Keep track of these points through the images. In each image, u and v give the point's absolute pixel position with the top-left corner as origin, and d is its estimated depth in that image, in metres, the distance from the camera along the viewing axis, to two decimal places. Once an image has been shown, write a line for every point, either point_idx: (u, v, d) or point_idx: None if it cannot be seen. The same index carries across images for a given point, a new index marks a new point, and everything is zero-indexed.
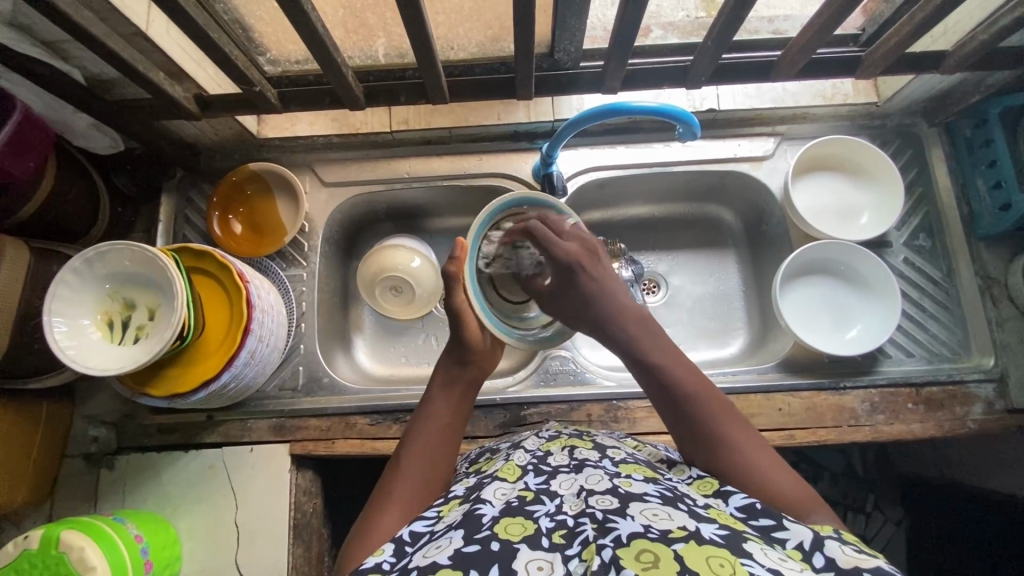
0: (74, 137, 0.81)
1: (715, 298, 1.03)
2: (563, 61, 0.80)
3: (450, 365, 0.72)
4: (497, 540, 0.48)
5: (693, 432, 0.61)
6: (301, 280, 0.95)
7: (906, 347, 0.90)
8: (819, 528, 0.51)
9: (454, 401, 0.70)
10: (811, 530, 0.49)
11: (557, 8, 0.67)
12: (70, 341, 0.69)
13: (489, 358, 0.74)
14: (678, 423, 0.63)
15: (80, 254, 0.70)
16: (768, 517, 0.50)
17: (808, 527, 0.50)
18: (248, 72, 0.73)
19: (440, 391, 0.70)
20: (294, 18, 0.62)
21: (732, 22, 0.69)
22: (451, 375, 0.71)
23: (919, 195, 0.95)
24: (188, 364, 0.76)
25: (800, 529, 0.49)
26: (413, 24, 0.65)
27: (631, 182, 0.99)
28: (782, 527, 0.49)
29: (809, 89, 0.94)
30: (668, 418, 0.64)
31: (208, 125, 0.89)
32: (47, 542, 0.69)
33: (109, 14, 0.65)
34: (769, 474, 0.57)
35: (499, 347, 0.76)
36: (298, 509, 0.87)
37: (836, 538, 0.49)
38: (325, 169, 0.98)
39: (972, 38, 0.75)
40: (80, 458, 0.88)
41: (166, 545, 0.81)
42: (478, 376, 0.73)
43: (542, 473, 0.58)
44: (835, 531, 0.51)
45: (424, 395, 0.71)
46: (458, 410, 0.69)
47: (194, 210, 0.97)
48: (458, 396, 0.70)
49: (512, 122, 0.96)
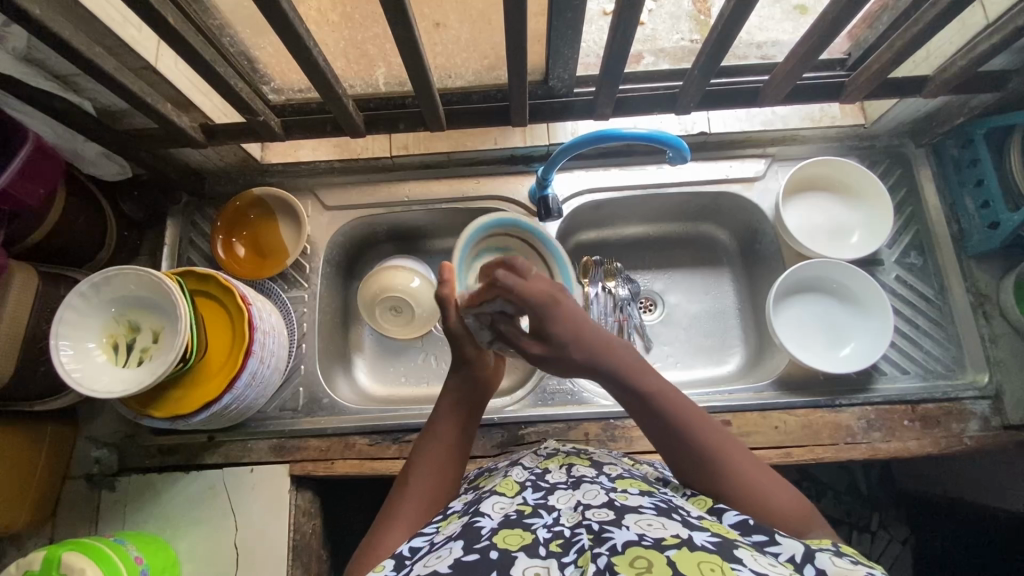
0: (84, 166, 0.84)
1: (711, 315, 1.05)
2: (557, 88, 0.82)
3: (458, 388, 0.72)
4: (495, 550, 0.49)
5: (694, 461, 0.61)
6: (302, 301, 0.97)
7: (900, 364, 0.90)
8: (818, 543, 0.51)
9: (460, 423, 0.70)
10: (802, 544, 0.49)
11: (551, 38, 0.70)
12: (76, 364, 0.71)
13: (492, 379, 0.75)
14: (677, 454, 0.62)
15: (87, 279, 0.72)
16: (761, 534, 0.51)
17: (800, 542, 0.50)
18: (252, 102, 0.75)
19: (448, 414, 0.71)
20: (297, 53, 0.65)
21: (717, 50, 0.72)
22: (458, 397, 0.72)
23: (909, 213, 0.97)
24: (191, 386, 0.77)
25: (792, 543, 0.49)
26: (410, 56, 0.68)
27: (627, 203, 1.01)
28: (774, 542, 0.50)
29: (798, 112, 0.97)
30: (666, 448, 0.63)
31: (214, 152, 0.92)
32: (49, 563, 0.69)
33: (121, 49, 0.68)
34: (773, 493, 0.58)
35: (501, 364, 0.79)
36: (297, 530, 0.87)
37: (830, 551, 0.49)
38: (327, 193, 1.00)
39: (952, 64, 0.77)
40: (83, 479, 0.89)
41: (166, 566, 0.81)
42: (483, 396, 0.74)
43: (540, 489, 0.59)
44: (832, 544, 0.52)
45: (432, 414, 0.71)
46: (465, 430, 0.71)
47: (198, 233, 0.99)
48: (465, 417, 0.71)
49: (509, 146, 0.99)
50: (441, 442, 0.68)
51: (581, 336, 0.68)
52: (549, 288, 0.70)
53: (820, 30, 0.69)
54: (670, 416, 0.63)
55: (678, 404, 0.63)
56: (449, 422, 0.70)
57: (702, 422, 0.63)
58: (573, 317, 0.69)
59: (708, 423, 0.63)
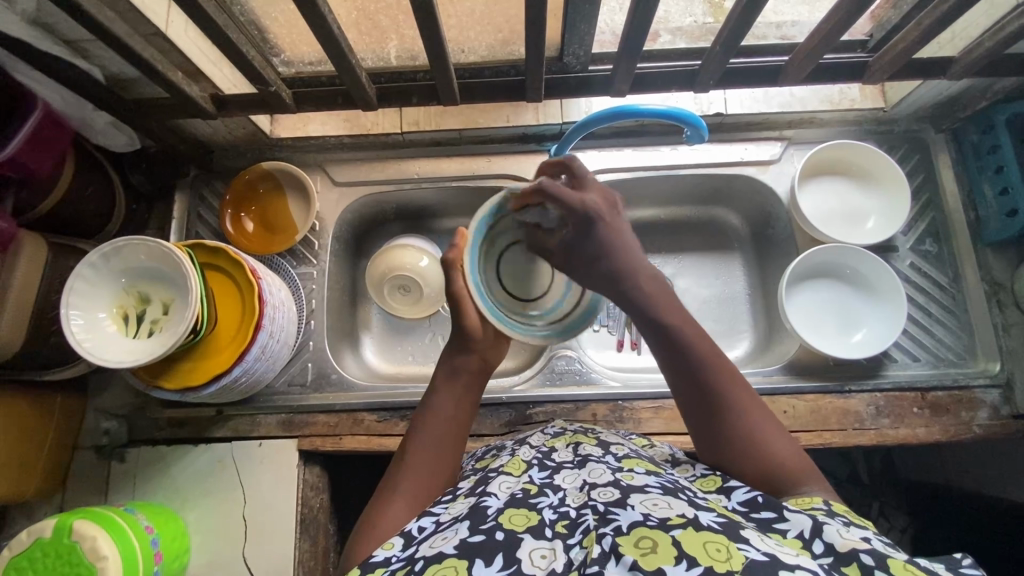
0: (93, 136, 0.83)
1: (721, 301, 1.04)
2: (572, 64, 0.81)
3: (454, 354, 0.71)
4: (501, 530, 0.48)
5: (702, 400, 0.60)
6: (311, 278, 0.97)
7: (911, 351, 0.90)
8: (810, 500, 0.52)
9: (460, 392, 0.69)
10: (809, 517, 0.48)
11: (569, 13, 0.68)
12: (86, 334, 0.70)
13: (493, 349, 0.73)
14: (687, 391, 0.61)
15: (97, 249, 0.72)
16: (770, 510, 0.51)
17: (806, 514, 0.49)
18: (264, 72, 0.74)
19: (446, 383, 0.69)
20: (312, 20, 0.64)
21: (740, 27, 0.70)
22: (457, 365, 0.71)
23: (926, 201, 0.95)
24: (201, 357, 0.77)
25: (799, 517, 0.49)
26: (426, 26, 0.66)
27: (640, 185, 1.00)
28: (783, 518, 0.49)
29: (816, 94, 0.95)
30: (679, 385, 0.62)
31: (222, 125, 0.91)
32: (59, 532, 0.70)
33: (130, 14, 0.67)
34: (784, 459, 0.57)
35: (504, 342, 0.74)
36: (304, 504, 0.88)
37: (828, 516, 0.49)
38: (336, 169, 0.99)
39: (979, 45, 0.75)
40: (92, 450, 0.90)
41: (176, 536, 0.82)
42: (484, 365, 0.72)
43: (546, 468, 0.59)
44: (825, 502, 0.52)
45: (430, 387, 0.70)
46: (464, 402, 0.69)
47: (207, 207, 0.98)
48: (463, 389, 0.69)
49: (521, 124, 0.97)
50: (439, 415, 0.67)
51: (614, 256, 0.66)
52: (601, 201, 0.68)
53: (844, 9, 0.67)
54: (687, 351, 0.61)
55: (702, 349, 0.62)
56: (446, 393, 0.69)
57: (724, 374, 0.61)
58: (615, 236, 0.67)
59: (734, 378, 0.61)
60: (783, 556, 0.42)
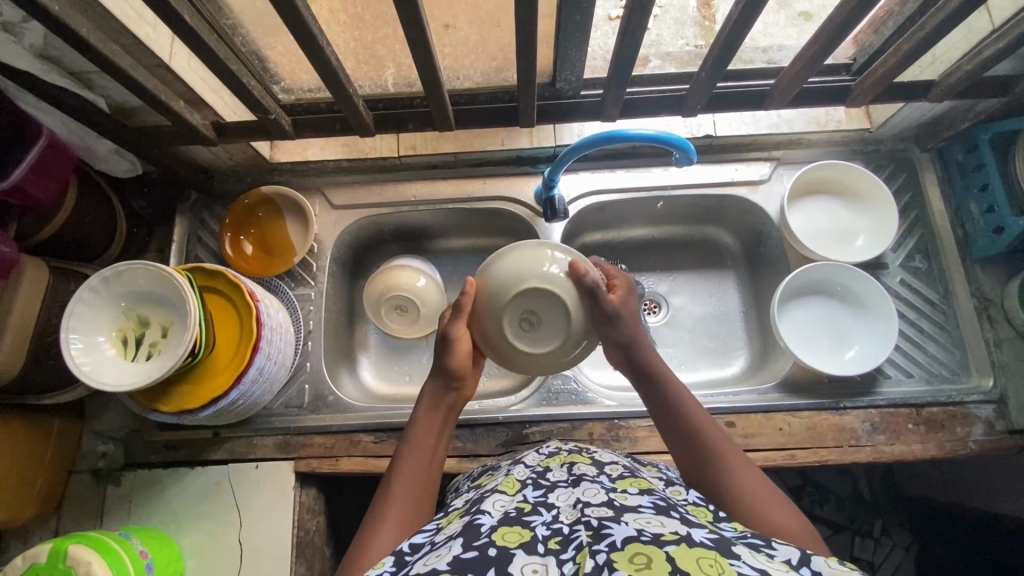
0: (96, 162, 0.85)
1: (715, 318, 1.05)
2: (565, 90, 0.83)
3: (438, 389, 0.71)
4: (494, 547, 0.49)
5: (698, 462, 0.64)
6: (309, 300, 0.98)
7: (905, 367, 0.90)
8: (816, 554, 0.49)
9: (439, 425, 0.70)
10: (799, 550, 0.48)
11: (560, 41, 0.71)
12: (85, 358, 0.71)
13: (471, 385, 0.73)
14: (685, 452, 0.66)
15: (97, 273, 0.73)
16: (758, 538, 0.50)
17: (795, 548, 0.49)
18: (264, 100, 0.76)
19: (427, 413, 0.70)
20: (310, 51, 0.66)
21: (724, 55, 0.73)
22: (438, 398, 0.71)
23: (913, 219, 0.97)
24: (199, 380, 0.78)
25: (788, 549, 0.48)
26: (421, 55, 0.69)
27: (633, 205, 1.02)
28: (771, 547, 0.49)
29: (804, 116, 0.98)
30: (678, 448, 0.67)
31: (223, 150, 0.93)
32: (56, 554, 0.70)
33: (135, 46, 0.69)
34: (774, 517, 0.58)
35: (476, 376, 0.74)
36: (300, 527, 0.87)
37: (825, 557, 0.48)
38: (334, 192, 1.01)
39: (959, 68, 0.77)
40: (88, 474, 0.90)
41: (169, 561, 0.82)
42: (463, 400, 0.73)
43: (541, 487, 0.59)
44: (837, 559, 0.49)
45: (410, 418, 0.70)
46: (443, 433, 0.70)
47: (206, 231, 0.99)
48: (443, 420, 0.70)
49: (516, 147, 1.00)
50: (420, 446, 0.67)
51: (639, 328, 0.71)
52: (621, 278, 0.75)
53: (825, 36, 0.70)
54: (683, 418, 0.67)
55: (692, 415, 0.67)
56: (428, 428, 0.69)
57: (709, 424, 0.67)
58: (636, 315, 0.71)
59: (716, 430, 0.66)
60: (772, 571, 0.43)
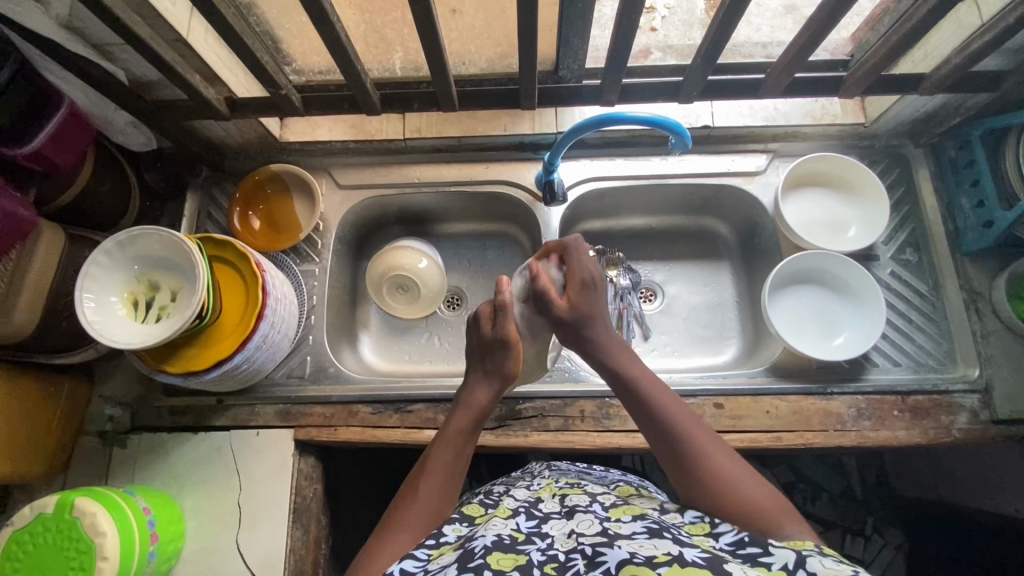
0: (114, 134, 0.88)
1: (709, 307, 1.07)
2: (567, 77, 0.86)
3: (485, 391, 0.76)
4: (489, 569, 0.51)
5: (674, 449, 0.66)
6: (313, 275, 1.01)
7: (892, 356, 0.92)
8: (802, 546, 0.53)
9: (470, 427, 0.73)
10: (794, 552, 0.50)
11: (562, 28, 0.73)
12: (97, 316, 0.74)
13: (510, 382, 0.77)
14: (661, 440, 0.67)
15: (112, 237, 0.76)
16: (755, 547, 0.53)
17: (792, 549, 0.51)
18: (276, 76, 0.79)
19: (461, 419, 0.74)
20: (322, 28, 0.69)
21: (720, 40, 0.75)
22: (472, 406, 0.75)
23: (905, 212, 0.99)
24: (205, 343, 0.81)
25: (784, 553, 0.51)
26: (428, 37, 0.71)
27: (631, 193, 1.04)
28: (767, 553, 0.51)
29: (799, 109, 1.00)
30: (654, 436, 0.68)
31: (235, 127, 0.96)
32: (62, 507, 0.72)
33: (156, 20, 0.72)
34: (750, 499, 0.60)
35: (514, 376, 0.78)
36: (298, 493, 0.89)
37: (817, 554, 0.50)
38: (341, 173, 1.05)
39: (949, 62, 0.79)
40: (95, 435, 0.93)
41: (171, 520, 0.85)
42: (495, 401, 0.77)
43: (533, 516, 0.62)
44: (818, 547, 0.53)
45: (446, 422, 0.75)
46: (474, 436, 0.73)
47: (216, 206, 1.03)
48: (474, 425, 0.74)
49: (518, 134, 1.03)
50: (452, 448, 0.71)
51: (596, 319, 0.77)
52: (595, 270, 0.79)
53: (814, 27, 0.72)
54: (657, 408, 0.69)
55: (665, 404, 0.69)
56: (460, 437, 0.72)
57: (682, 410, 0.69)
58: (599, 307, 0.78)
59: (691, 418, 0.68)
60: None
